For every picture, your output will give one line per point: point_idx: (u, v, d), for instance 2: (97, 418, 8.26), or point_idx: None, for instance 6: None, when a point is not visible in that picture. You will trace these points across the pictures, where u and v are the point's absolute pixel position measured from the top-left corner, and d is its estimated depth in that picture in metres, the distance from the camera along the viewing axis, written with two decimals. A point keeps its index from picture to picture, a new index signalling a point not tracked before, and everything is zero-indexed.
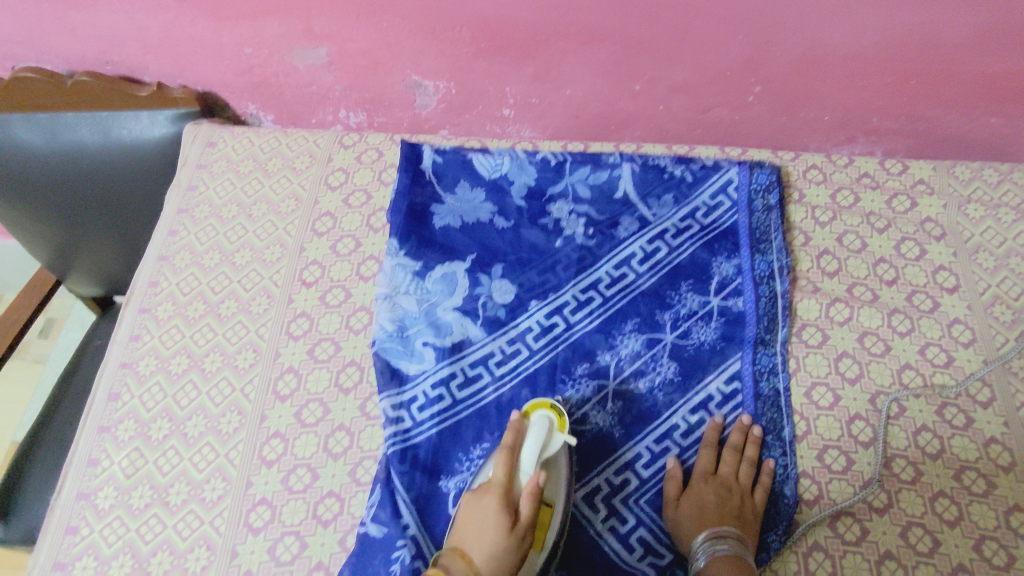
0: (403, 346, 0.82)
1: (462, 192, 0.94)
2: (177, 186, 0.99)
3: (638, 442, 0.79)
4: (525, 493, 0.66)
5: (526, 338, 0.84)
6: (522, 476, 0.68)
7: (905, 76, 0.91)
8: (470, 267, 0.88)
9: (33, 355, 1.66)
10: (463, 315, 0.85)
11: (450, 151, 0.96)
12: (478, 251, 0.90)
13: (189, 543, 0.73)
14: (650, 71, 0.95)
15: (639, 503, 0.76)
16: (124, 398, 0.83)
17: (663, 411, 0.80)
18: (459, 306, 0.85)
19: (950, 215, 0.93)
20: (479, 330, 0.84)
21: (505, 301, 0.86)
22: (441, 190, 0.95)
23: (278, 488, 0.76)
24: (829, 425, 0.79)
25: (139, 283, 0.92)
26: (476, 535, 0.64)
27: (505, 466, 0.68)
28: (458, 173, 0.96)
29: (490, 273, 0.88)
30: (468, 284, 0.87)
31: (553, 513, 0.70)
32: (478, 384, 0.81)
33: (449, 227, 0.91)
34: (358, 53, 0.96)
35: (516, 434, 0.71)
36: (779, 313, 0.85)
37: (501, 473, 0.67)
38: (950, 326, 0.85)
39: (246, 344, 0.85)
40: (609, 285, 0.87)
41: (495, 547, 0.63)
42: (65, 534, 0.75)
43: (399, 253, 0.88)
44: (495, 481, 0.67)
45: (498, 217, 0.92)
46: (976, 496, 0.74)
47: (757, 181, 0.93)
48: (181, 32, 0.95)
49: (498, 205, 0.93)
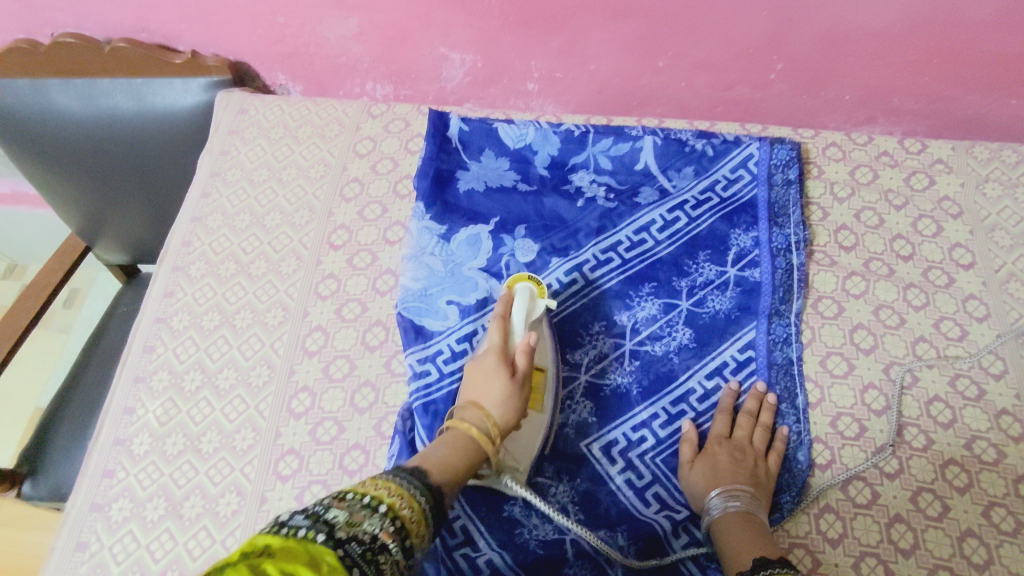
0: (428, 303, 0.84)
1: (487, 160, 0.96)
2: (210, 150, 1.02)
3: (654, 403, 0.81)
4: (522, 349, 0.71)
5: (547, 295, 0.87)
6: (516, 335, 0.74)
7: (927, 54, 0.92)
8: (493, 230, 0.90)
9: (58, 325, 1.69)
10: (487, 274, 0.87)
11: (476, 120, 0.97)
12: (501, 215, 0.92)
13: (220, 488, 0.76)
14: (674, 47, 0.97)
15: (654, 462, 0.78)
16: (158, 350, 0.86)
17: (680, 373, 0.82)
18: (483, 265, 0.87)
19: (967, 193, 0.94)
20: (503, 287, 0.86)
21: (527, 259, 0.89)
22: (466, 158, 0.97)
23: (306, 438, 0.78)
24: (843, 393, 0.81)
25: (172, 243, 0.95)
26: (482, 389, 0.70)
27: (499, 332, 0.74)
28: (482, 143, 0.97)
29: (513, 234, 0.90)
30: (492, 245, 0.89)
31: (546, 377, 0.78)
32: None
33: (473, 191, 0.93)
34: (388, 24, 0.98)
35: (506, 303, 0.76)
36: (796, 283, 0.86)
37: (496, 337, 0.73)
38: (964, 301, 0.86)
39: (276, 303, 0.88)
40: (629, 248, 0.89)
41: (504, 395, 0.69)
42: (102, 477, 0.78)
43: (424, 217, 0.91)
44: (493, 345, 0.73)
45: (521, 183, 0.95)
46: (986, 464, 0.76)
47: (777, 156, 0.94)
48: (217, 1, 0.98)
49: (521, 173, 0.96)
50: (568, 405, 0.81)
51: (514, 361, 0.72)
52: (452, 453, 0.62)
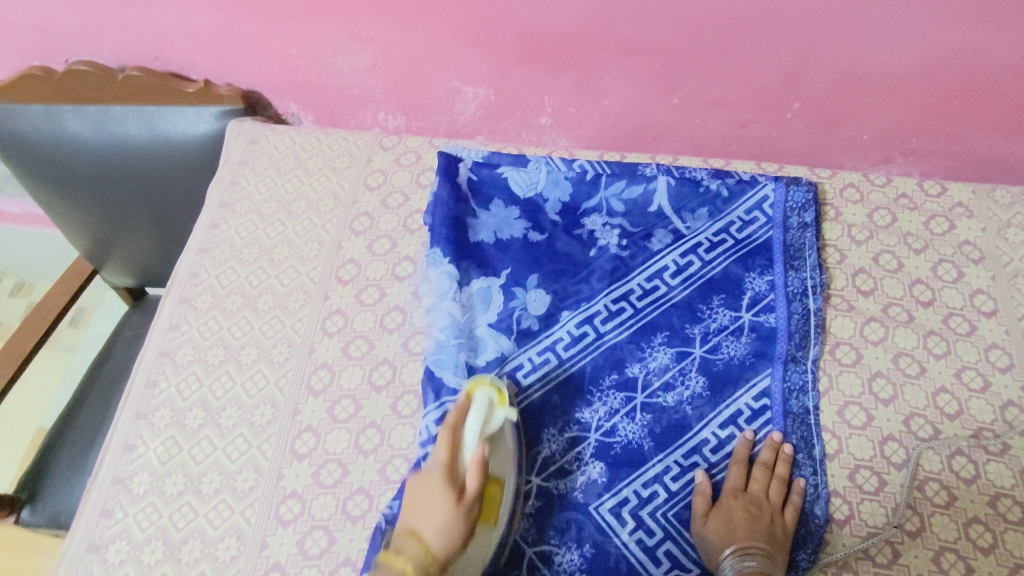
0: (446, 357, 0.81)
1: (496, 209, 0.95)
2: (220, 181, 1.01)
3: (668, 454, 0.79)
4: (472, 468, 0.68)
5: (556, 347, 0.85)
6: (466, 452, 0.70)
7: (946, 97, 0.91)
8: (504, 283, 0.88)
9: (63, 344, 1.68)
10: (498, 329, 0.85)
11: (486, 168, 0.96)
12: (512, 266, 0.90)
13: (220, 532, 0.74)
14: (689, 85, 0.96)
15: (666, 515, 0.76)
16: (161, 385, 0.84)
17: (694, 426, 0.80)
18: (493, 321, 0.86)
19: (989, 238, 0.92)
20: (512, 344, 0.84)
21: (540, 312, 0.87)
22: (475, 207, 0.95)
23: (308, 481, 0.76)
24: (861, 445, 0.79)
25: (179, 274, 0.94)
26: (423, 517, 0.67)
27: (448, 446, 0.69)
28: (491, 191, 0.96)
29: (525, 286, 0.88)
30: (503, 298, 0.87)
31: (503, 486, 0.74)
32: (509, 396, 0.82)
33: (483, 242, 0.92)
34: (401, 57, 0.98)
35: (459, 413, 0.71)
36: (812, 329, 0.84)
37: (443, 455, 0.69)
38: (987, 351, 0.84)
39: (282, 338, 0.86)
40: (641, 296, 0.88)
41: (443, 526, 0.66)
42: (100, 517, 0.76)
43: (440, 262, 0.89)
44: (439, 463, 0.69)
45: (533, 231, 0.93)
46: (1011, 524, 0.73)
47: (793, 198, 0.93)
48: (231, 32, 0.97)
49: (532, 220, 0.94)
50: (578, 465, 0.79)
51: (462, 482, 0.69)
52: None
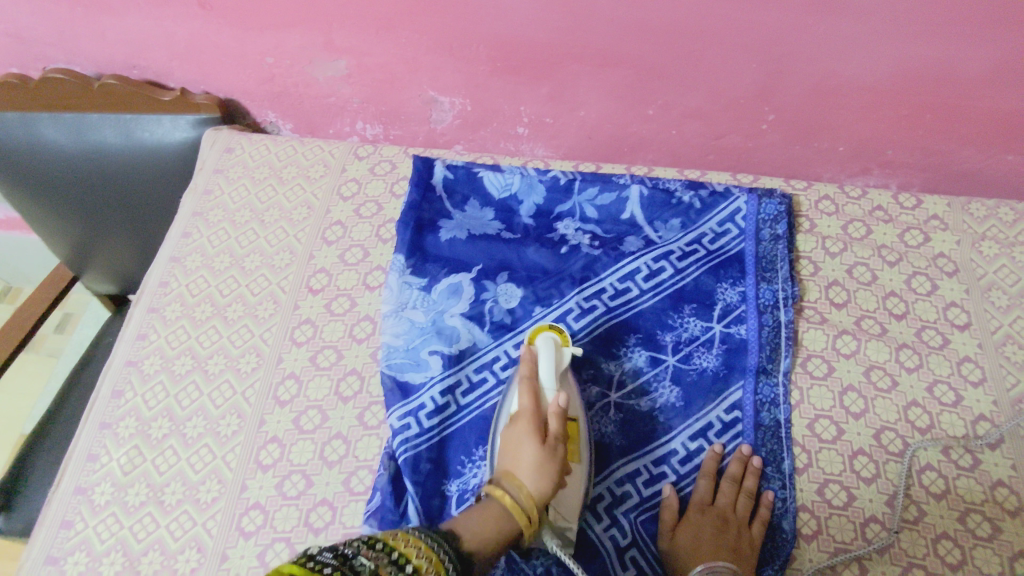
0: (411, 356, 0.81)
1: (471, 210, 0.94)
2: (194, 189, 1.01)
3: (636, 458, 0.78)
4: (554, 411, 0.65)
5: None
6: (547, 395, 0.68)
7: (919, 109, 0.91)
8: (475, 276, 0.88)
9: (48, 349, 1.67)
10: (470, 321, 0.84)
11: (461, 168, 0.96)
12: (484, 263, 0.89)
13: (180, 544, 0.73)
14: (663, 96, 0.96)
15: (635, 521, 0.75)
16: (127, 395, 0.83)
17: (662, 434, 0.80)
18: (465, 311, 0.85)
19: (963, 251, 0.92)
20: (486, 335, 0.84)
21: (510, 304, 0.86)
22: (449, 207, 0.95)
23: (272, 493, 0.76)
24: (830, 459, 0.78)
25: (150, 283, 0.93)
26: (514, 458, 0.63)
27: (529, 394, 0.67)
28: (467, 191, 0.96)
29: (496, 280, 0.88)
30: (474, 290, 0.87)
31: (579, 424, 0.72)
32: (482, 388, 0.80)
33: (455, 239, 0.91)
34: (377, 67, 0.98)
35: (530, 363, 0.70)
36: (783, 342, 0.84)
37: (527, 402, 0.67)
38: (959, 364, 0.83)
39: (251, 348, 0.86)
40: (613, 296, 0.87)
41: (536, 459, 0.62)
42: (60, 529, 0.75)
43: (405, 270, 0.88)
44: (523, 410, 0.66)
45: (506, 231, 0.93)
46: (981, 540, 0.72)
47: (766, 210, 0.92)
48: (207, 41, 0.98)
49: (506, 222, 0.94)
50: None
51: (545, 423, 0.66)
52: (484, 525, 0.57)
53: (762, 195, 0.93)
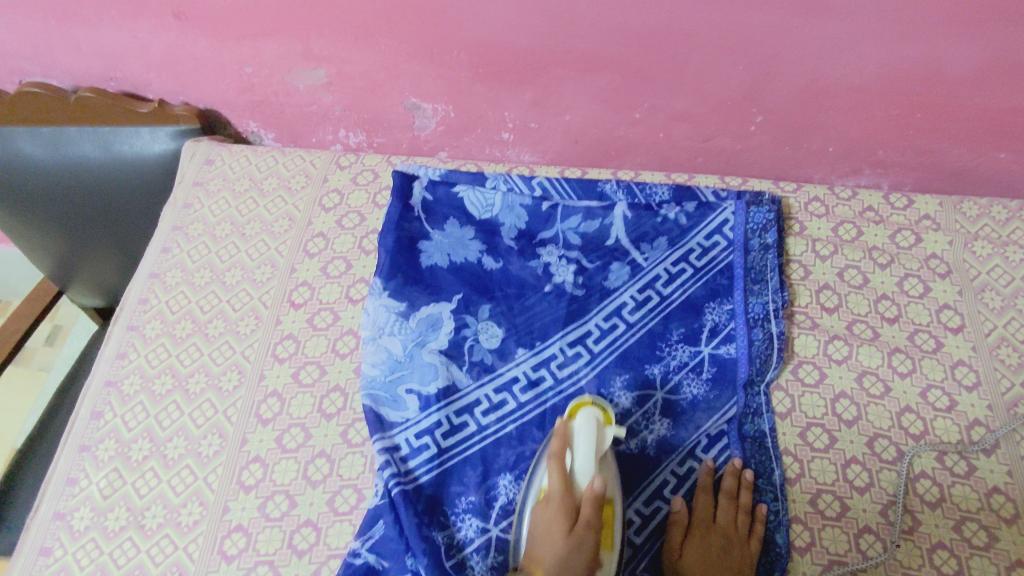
0: (390, 391, 0.80)
1: (451, 229, 0.92)
2: (173, 203, 1.00)
3: (627, 505, 0.76)
4: (586, 498, 0.65)
5: (513, 389, 0.81)
6: (581, 479, 0.66)
7: (910, 108, 0.89)
8: (456, 309, 0.85)
9: (38, 362, 1.65)
10: (448, 359, 0.82)
11: (442, 190, 0.95)
12: (465, 291, 0.87)
13: (162, 568, 0.72)
14: (649, 100, 0.94)
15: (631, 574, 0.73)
16: (106, 416, 0.82)
17: (653, 466, 0.78)
18: (444, 347, 0.83)
19: (956, 251, 0.91)
20: (466, 376, 0.81)
21: (492, 346, 0.83)
22: (430, 227, 0.92)
23: (254, 514, 0.74)
24: (823, 468, 0.76)
25: (129, 300, 0.92)
26: (541, 543, 0.64)
27: (558, 473, 0.66)
28: (446, 210, 0.94)
29: (477, 315, 0.85)
30: (454, 324, 0.84)
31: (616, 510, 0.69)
32: (464, 432, 0.78)
33: (435, 266, 0.89)
34: (357, 75, 0.96)
35: (563, 439, 0.69)
36: (774, 355, 0.82)
37: (556, 482, 0.66)
38: (953, 368, 0.82)
39: (231, 365, 0.84)
40: (598, 339, 0.84)
41: (561, 556, 0.63)
42: (39, 555, 0.74)
43: (383, 293, 0.86)
44: (553, 491, 0.66)
45: (487, 256, 0.90)
46: (977, 549, 0.70)
47: (753, 220, 0.91)
48: (184, 51, 0.96)
49: (487, 243, 0.91)
50: None
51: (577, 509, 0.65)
52: None
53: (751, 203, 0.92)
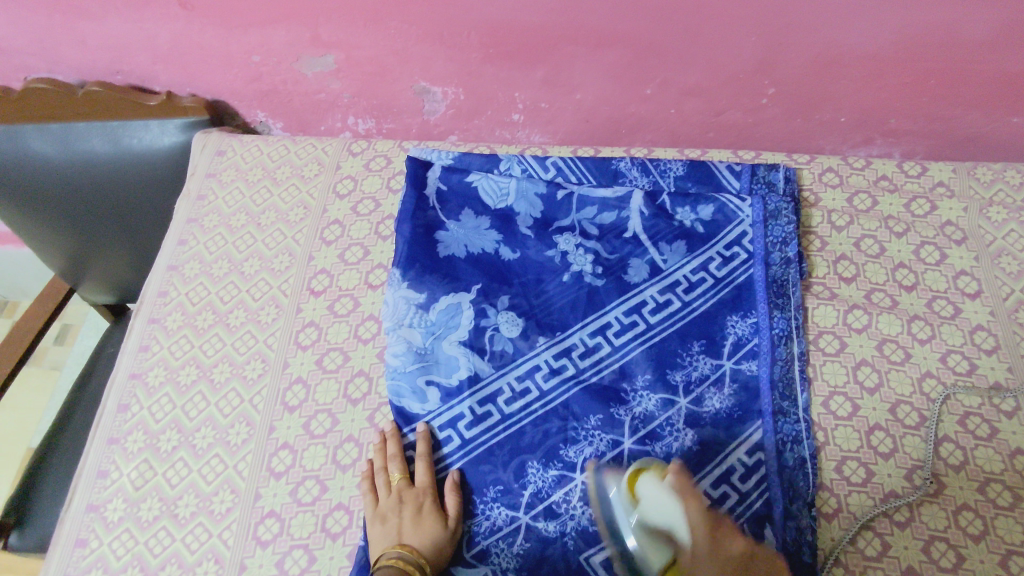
0: (410, 383, 0.80)
1: (466, 220, 0.91)
2: (187, 195, 0.99)
3: None
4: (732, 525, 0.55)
5: (535, 377, 0.81)
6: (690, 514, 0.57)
7: (922, 75, 0.89)
8: (476, 299, 0.85)
9: (50, 362, 1.65)
10: (470, 350, 0.81)
11: (455, 179, 0.94)
12: (483, 282, 0.86)
13: (198, 556, 0.72)
14: (661, 75, 0.94)
15: None
16: (133, 409, 0.82)
17: None
18: (464, 340, 0.82)
19: (971, 217, 0.91)
20: (488, 365, 0.81)
21: (512, 334, 0.83)
22: (444, 217, 0.92)
23: (286, 500, 0.75)
24: (847, 436, 0.77)
25: (148, 293, 0.92)
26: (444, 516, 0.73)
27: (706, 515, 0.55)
28: (460, 200, 0.93)
29: (497, 306, 0.85)
30: (473, 316, 0.83)
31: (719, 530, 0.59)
32: (488, 422, 0.78)
33: (453, 256, 0.88)
34: (366, 60, 0.96)
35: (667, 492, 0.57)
36: (797, 377, 0.80)
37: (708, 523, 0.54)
38: (972, 333, 0.82)
39: (255, 354, 0.85)
40: (619, 332, 0.83)
41: (381, 513, 0.72)
42: (75, 547, 0.74)
43: (403, 285, 0.85)
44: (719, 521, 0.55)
45: (503, 247, 0.89)
46: (1002, 509, 0.71)
47: (774, 233, 0.87)
48: (191, 42, 0.95)
49: (503, 231, 0.90)
50: (564, 508, 0.74)
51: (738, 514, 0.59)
52: (386, 529, 0.71)
53: (770, 184, 0.92)
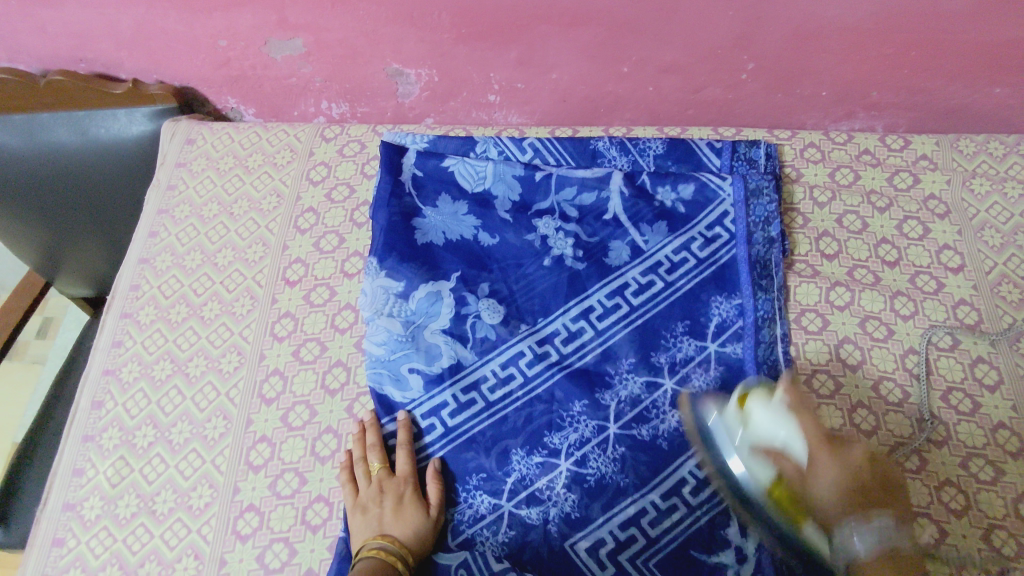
0: (392, 371, 0.78)
1: (444, 205, 0.89)
2: (157, 185, 0.97)
3: (642, 495, 0.72)
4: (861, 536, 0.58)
5: (519, 363, 0.79)
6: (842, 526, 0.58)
7: (904, 46, 0.87)
8: (456, 287, 0.83)
9: (31, 356, 1.63)
10: (452, 338, 0.80)
11: (431, 164, 0.91)
12: (464, 269, 0.85)
13: (177, 552, 0.72)
14: (638, 52, 0.91)
15: (645, 565, 0.70)
16: (107, 405, 0.81)
17: (668, 459, 0.74)
18: (446, 328, 0.81)
19: (954, 191, 0.90)
20: (471, 353, 0.80)
21: (495, 320, 0.82)
22: (421, 203, 0.89)
23: (265, 493, 0.74)
24: (830, 414, 0.76)
25: (120, 287, 0.90)
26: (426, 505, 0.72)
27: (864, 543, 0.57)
28: (438, 186, 0.91)
29: (478, 293, 0.83)
30: (454, 303, 0.82)
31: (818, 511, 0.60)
32: (472, 409, 0.77)
33: (432, 244, 0.87)
34: (336, 42, 0.93)
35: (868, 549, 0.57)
36: (782, 359, 0.78)
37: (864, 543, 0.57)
38: (955, 308, 0.82)
39: (231, 347, 0.83)
40: (603, 315, 0.82)
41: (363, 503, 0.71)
42: (52, 546, 0.73)
43: (381, 274, 0.83)
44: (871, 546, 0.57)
45: (483, 233, 0.88)
46: (984, 484, 0.71)
47: (755, 213, 0.86)
48: (155, 27, 0.92)
49: (482, 215, 0.88)
50: (548, 495, 0.73)
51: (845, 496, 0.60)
52: (367, 519, 0.69)
53: (751, 161, 0.90)
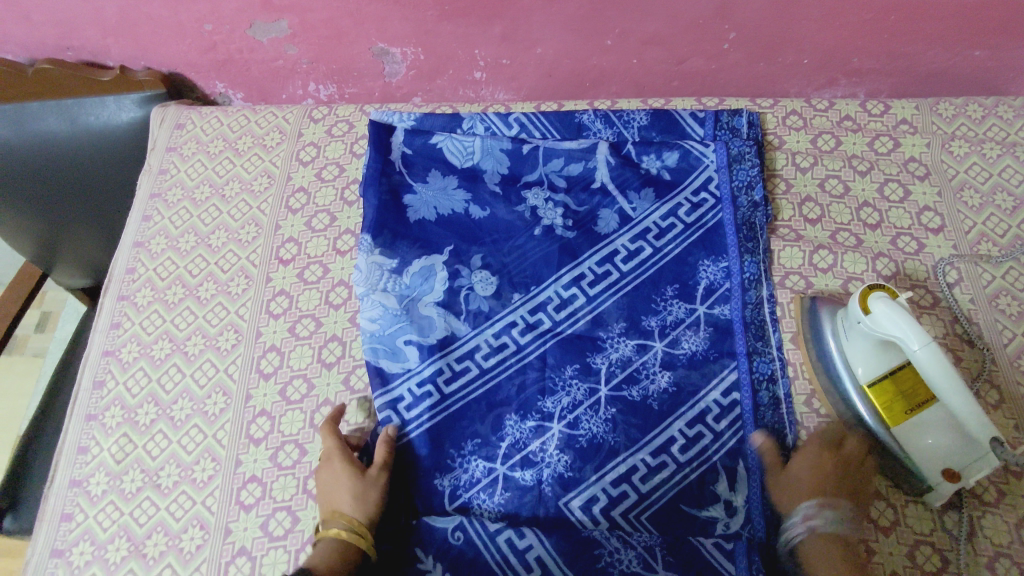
0: (387, 343, 0.80)
1: (434, 180, 0.91)
2: (149, 170, 0.99)
3: (633, 453, 0.75)
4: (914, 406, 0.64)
5: (512, 332, 0.81)
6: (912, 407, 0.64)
7: (883, 11, 0.88)
8: (448, 260, 0.85)
9: (33, 348, 1.65)
10: (445, 310, 0.82)
11: (419, 141, 0.92)
12: (455, 242, 0.87)
13: (183, 523, 0.74)
14: (621, 24, 0.92)
15: (638, 519, 0.72)
16: (108, 385, 0.83)
17: (658, 417, 0.76)
18: (439, 300, 0.83)
19: (934, 153, 0.92)
20: (464, 324, 0.82)
21: (487, 292, 0.84)
22: (411, 180, 0.91)
23: (267, 465, 0.76)
24: None
25: (116, 271, 0.92)
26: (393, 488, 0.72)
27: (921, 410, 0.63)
28: (427, 162, 0.92)
29: (470, 266, 0.85)
30: (446, 276, 0.84)
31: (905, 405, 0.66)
32: (467, 377, 0.79)
33: (424, 220, 0.88)
34: (321, 23, 0.94)
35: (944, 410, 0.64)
36: (768, 319, 0.81)
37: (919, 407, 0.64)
38: (936, 266, 0.84)
39: (228, 325, 0.85)
40: (593, 282, 0.84)
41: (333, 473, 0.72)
42: (61, 521, 0.76)
43: (373, 250, 0.85)
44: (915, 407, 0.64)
45: (473, 206, 0.89)
46: None
47: (738, 177, 0.88)
48: (140, 13, 0.93)
49: (471, 190, 0.90)
50: (542, 456, 0.75)
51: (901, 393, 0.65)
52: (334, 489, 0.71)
53: (734, 129, 0.92)
